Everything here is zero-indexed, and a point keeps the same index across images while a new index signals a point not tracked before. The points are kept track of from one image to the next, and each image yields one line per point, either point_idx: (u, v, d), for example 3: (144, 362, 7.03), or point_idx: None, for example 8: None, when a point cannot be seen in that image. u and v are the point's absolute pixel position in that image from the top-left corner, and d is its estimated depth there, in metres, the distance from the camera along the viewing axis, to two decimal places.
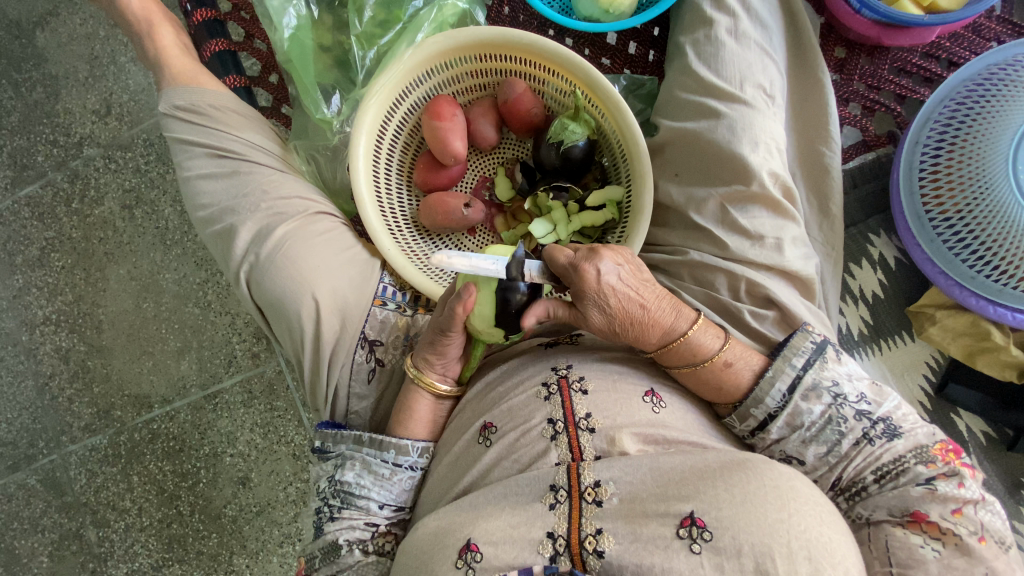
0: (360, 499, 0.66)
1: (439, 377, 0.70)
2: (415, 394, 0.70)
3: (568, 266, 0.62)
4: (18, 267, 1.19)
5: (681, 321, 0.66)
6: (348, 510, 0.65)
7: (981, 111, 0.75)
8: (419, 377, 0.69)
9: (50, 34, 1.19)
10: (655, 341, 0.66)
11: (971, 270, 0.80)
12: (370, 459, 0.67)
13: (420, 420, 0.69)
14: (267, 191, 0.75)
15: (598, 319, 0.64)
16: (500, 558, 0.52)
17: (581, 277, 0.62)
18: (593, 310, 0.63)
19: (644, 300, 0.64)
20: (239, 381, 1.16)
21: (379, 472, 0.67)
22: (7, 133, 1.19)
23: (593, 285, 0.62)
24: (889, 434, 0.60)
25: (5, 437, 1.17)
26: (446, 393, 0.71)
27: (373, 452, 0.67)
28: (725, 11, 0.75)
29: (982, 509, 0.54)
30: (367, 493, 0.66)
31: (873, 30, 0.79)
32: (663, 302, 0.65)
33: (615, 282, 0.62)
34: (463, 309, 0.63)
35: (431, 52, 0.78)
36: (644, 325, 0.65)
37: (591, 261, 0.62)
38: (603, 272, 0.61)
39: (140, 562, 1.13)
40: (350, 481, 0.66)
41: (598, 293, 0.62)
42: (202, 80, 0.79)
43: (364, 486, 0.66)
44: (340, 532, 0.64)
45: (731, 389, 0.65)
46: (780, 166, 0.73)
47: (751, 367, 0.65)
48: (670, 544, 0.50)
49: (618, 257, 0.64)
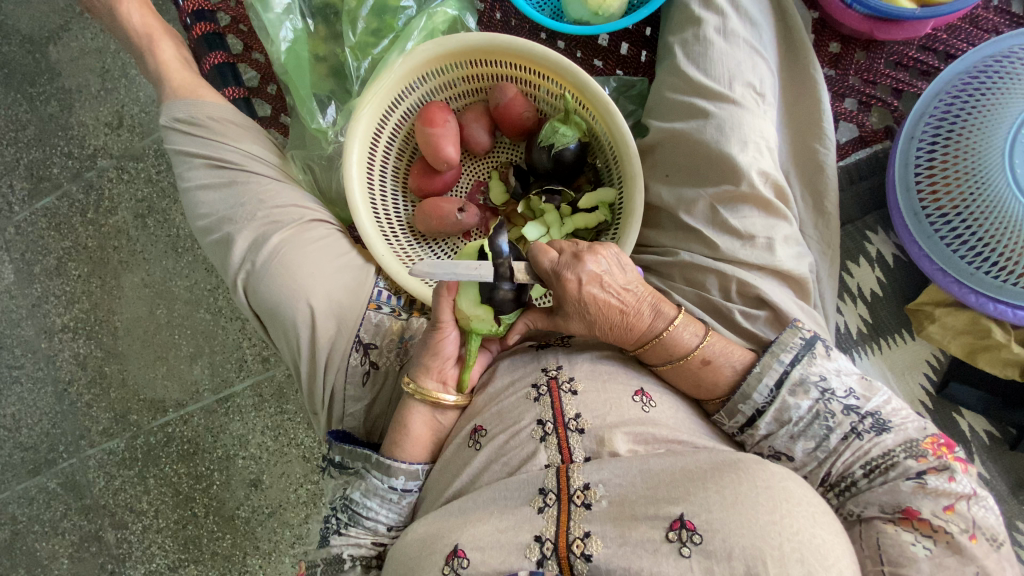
0: (368, 520, 0.65)
1: (439, 387, 0.69)
2: (411, 408, 0.68)
3: (550, 272, 0.63)
4: (36, 277, 1.23)
5: (659, 320, 0.66)
6: (354, 529, 0.65)
7: (977, 104, 0.74)
8: (418, 389, 0.67)
9: (62, 48, 1.23)
10: (634, 340, 0.66)
11: (970, 267, 0.78)
12: (377, 483, 0.65)
13: (417, 438, 0.67)
14: (264, 200, 0.77)
15: (579, 324, 0.66)
16: (487, 564, 0.52)
17: (563, 285, 0.63)
18: (573, 318, 0.65)
19: (624, 305, 0.65)
20: (249, 385, 1.18)
21: (386, 496, 0.65)
22: (24, 146, 1.23)
23: (574, 295, 0.63)
24: (877, 428, 0.59)
25: (26, 441, 1.20)
26: (448, 404, 0.69)
27: (380, 476, 0.65)
28: (713, 10, 0.75)
29: (976, 505, 0.53)
30: (375, 516, 0.65)
31: (865, 25, 0.79)
32: (643, 304, 0.66)
33: (598, 290, 0.64)
34: (447, 290, 0.65)
35: (421, 59, 0.79)
36: (624, 327, 0.65)
37: (572, 269, 0.63)
38: (583, 280, 0.63)
39: (158, 563, 1.15)
40: (357, 501, 0.65)
41: (579, 302, 0.63)
42: (200, 93, 0.80)
43: (371, 510, 0.65)
44: (344, 547, 0.64)
45: (709, 384, 0.65)
46: (770, 165, 0.73)
47: (732, 363, 0.65)
48: (658, 548, 0.50)
49: (601, 261, 0.64)
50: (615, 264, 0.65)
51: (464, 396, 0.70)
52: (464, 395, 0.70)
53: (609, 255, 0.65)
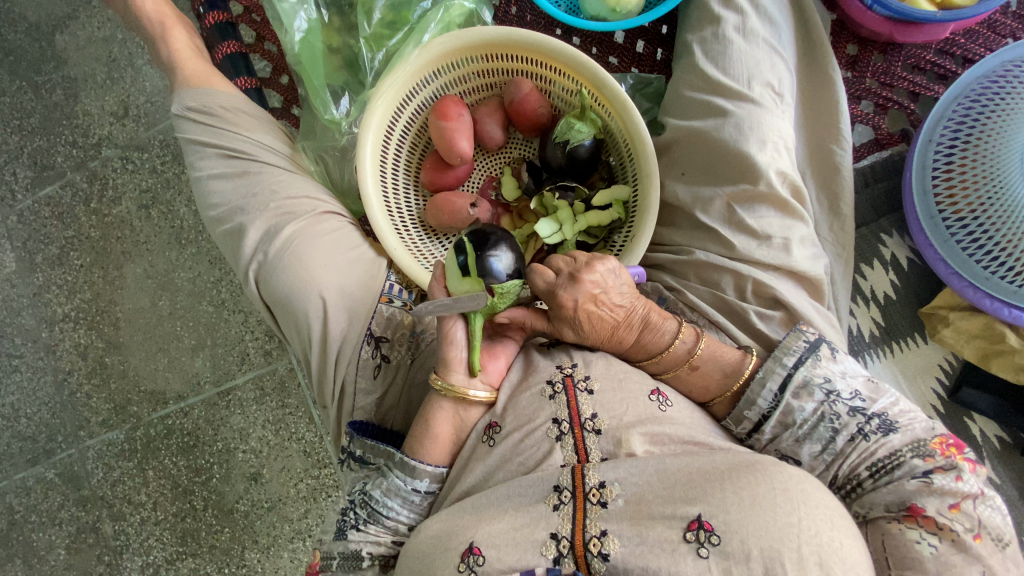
0: (389, 520, 0.63)
1: (467, 382, 0.65)
2: (438, 406, 0.65)
3: (547, 291, 0.66)
4: (38, 266, 1.22)
5: (648, 334, 0.67)
6: (373, 526, 0.63)
7: (997, 109, 0.74)
8: (447, 387, 0.65)
9: (69, 37, 1.22)
10: (626, 346, 0.67)
11: (985, 271, 0.79)
12: (399, 483, 0.63)
13: (440, 440, 0.65)
14: (277, 190, 0.76)
15: (571, 338, 0.66)
16: (503, 561, 0.52)
17: (558, 305, 0.65)
18: (565, 329, 0.66)
19: (615, 320, 0.66)
20: (251, 378, 1.17)
21: (408, 498, 0.63)
22: (28, 134, 1.22)
23: (569, 313, 0.65)
24: (884, 429, 0.58)
25: (24, 431, 1.19)
26: (476, 400, 0.65)
27: (403, 477, 0.63)
28: (733, 9, 0.75)
29: (982, 505, 0.52)
30: (396, 516, 0.63)
31: (884, 27, 0.79)
32: (633, 317, 0.67)
33: (592, 308, 0.65)
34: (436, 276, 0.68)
35: (437, 53, 0.78)
36: (614, 342, 0.66)
37: (568, 290, 0.64)
38: (580, 300, 0.64)
39: (155, 555, 1.14)
40: (378, 500, 0.63)
41: (574, 319, 0.65)
42: (213, 82, 0.80)
43: (392, 509, 0.63)
44: (364, 545, 0.63)
45: (702, 389, 0.66)
46: (788, 166, 0.73)
47: (721, 367, 0.66)
48: (677, 547, 0.49)
49: (597, 284, 0.65)
50: (616, 283, 0.66)
51: (494, 391, 0.67)
52: (492, 390, 0.67)
53: (607, 272, 0.66)
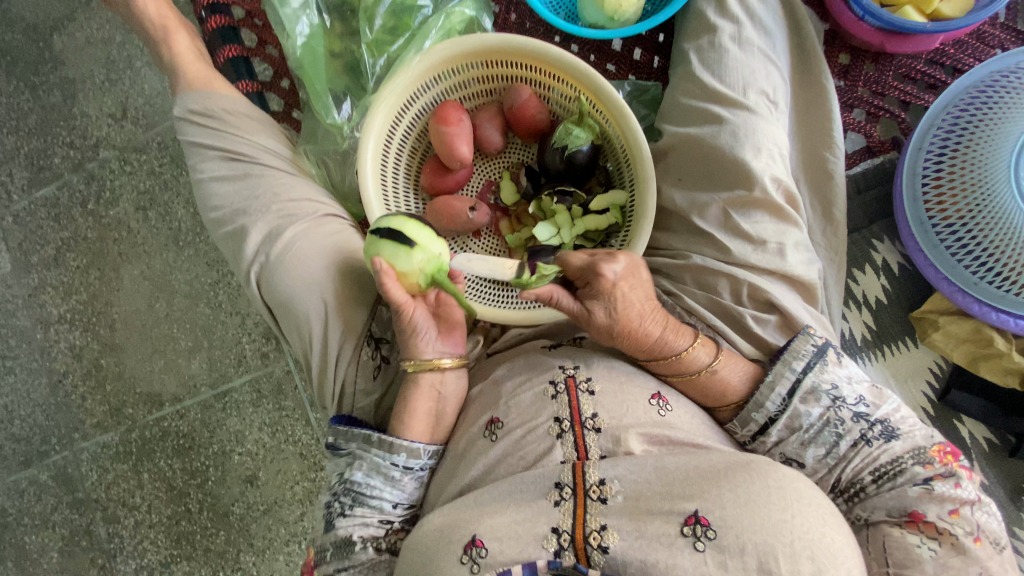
0: (373, 499, 0.64)
1: (438, 353, 0.70)
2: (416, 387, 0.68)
3: (585, 265, 0.67)
4: (33, 267, 1.22)
5: (671, 331, 0.66)
6: (360, 508, 0.64)
7: (984, 118, 0.76)
8: (422, 363, 0.68)
9: (67, 38, 1.22)
10: (648, 342, 0.66)
11: (974, 276, 0.80)
12: (379, 461, 0.65)
13: (419, 418, 0.67)
14: (279, 193, 0.77)
15: (602, 319, 0.65)
16: (505, 553, 0.53)
17: (599, 276, 0.65)
18: (599, 307, 0.65)
19: (647, 306, 0.66)
20: (248, 380, 1.17)
21: (389, 474, 0.65)
22: (25, 135, 1.22)
23: (608, 288, 0.65)
24: (886, 435, 0.60)
25: (18, 433, 1.20)
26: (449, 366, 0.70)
27: (382, 453, 0.65)
28: (729, 18, 0.76)
29: (979, 510, 0.54)
30: (379, 494, 0.64)
31: (876, 38, 0.81)
32: (659, 310, 0.67)
33: (628, 287, 0.65)
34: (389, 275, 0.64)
35: (438, 58, 0.79)
36: (643, 331, 0.65)
37: (609, 261, 0.65)
38: (620, 274, 0.65)
39: (149, 558, 1.15)
40: (360, 482, 0.65)
41: (611, 296, 0.65)
42: (215, 85, 0.81)
43: (375, 488, 0.64)
44: (353, 528, 0.63)
45: (718, 394, 0.66)
46: (782, 172, 0.74)
47: (733, 373, 0.66)
48: (673, 541, 0.50)
49: (633, 264, 0.67)
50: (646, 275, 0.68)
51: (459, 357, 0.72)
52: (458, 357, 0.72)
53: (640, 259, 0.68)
